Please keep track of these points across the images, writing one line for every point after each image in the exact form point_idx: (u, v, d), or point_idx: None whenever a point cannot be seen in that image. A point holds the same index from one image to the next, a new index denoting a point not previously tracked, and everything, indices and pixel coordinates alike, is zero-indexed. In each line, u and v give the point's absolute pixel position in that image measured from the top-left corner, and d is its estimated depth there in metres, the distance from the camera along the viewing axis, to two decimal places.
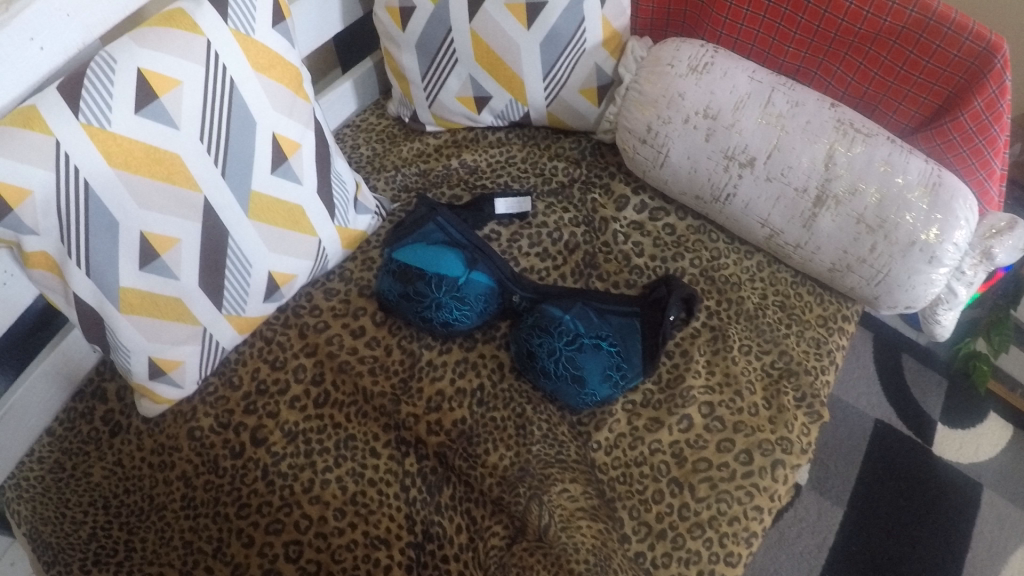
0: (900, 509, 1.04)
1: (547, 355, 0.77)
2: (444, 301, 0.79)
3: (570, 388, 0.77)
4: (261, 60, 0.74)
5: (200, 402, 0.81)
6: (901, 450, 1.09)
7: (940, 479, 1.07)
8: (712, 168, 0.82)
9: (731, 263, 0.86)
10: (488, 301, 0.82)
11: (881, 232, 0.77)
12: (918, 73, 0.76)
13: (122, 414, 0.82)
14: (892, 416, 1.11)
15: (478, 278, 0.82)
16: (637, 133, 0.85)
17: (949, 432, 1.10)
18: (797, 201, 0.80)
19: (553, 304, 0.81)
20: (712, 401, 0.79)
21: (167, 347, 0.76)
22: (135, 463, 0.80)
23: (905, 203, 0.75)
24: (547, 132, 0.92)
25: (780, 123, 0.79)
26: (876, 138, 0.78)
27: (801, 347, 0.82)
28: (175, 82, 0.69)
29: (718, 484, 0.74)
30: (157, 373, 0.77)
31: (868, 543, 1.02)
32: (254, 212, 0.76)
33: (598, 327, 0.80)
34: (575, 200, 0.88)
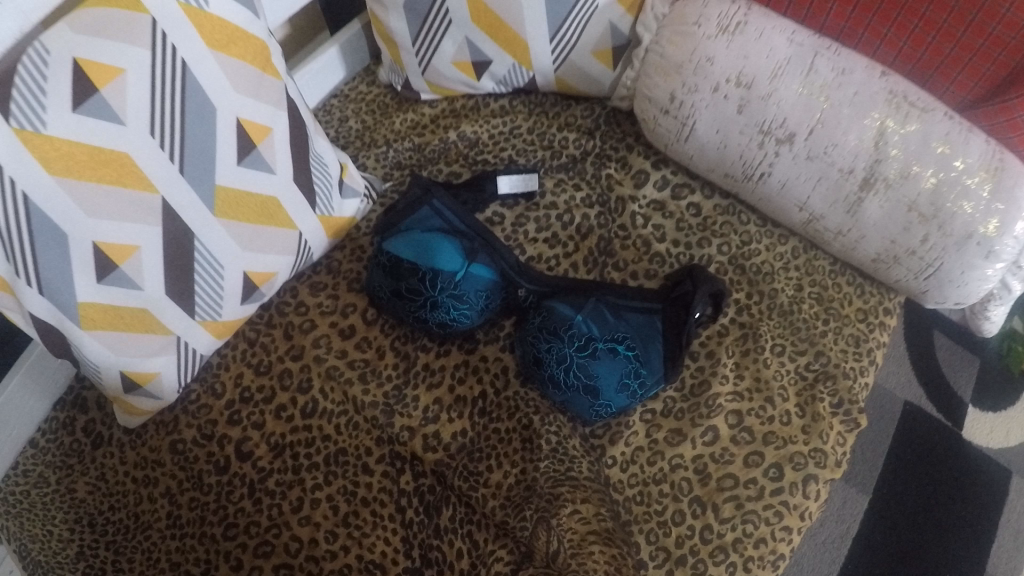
0: (927, 498, 0.92)
1: (557, 362, 0.69)
2: (441, 301, 0.71)
3: (582, 399, 0.70)
4: (219, 36, 0.65)
5: (181, 411, 0.74)
6: (926, 430, 0.96)
7: (968, 463, 0.94)
8: (745, 144, 0.73)
9: (764, 249, 0.76)
10: (490, 296, 0.74)
11: (935, 222, 0.67)
12: (982, 39, 0.65)
13: (104, 425, 0.76)
14: (922, 400, 0.97)
15: (478, 272, 0.73)
16: (659, 102, 0.75)
17: (979, 414, 0.96)
18: (842, 183, 0.70)
19: (562, 300, 0.73)
20: (740, 409, 0.71)
21: (136, 359, 0.69)
22: (119, 478, 0.74)
23: (964, 189, 0.65)
24: (555, 98, 0.81)
25: (824, 94, 0.69)
26: (933, 113, 0.67)
27: (839, 346, 0.73)
28: (117, 70, 0.60)
29: (744, 504, 0.67)
30: (132, 386, 0.70)
31: (893, 535, 0.90)
32: (221, 209, 0.68)
33: (614, 329, 0.72)
34: (589, 176, 0.79)
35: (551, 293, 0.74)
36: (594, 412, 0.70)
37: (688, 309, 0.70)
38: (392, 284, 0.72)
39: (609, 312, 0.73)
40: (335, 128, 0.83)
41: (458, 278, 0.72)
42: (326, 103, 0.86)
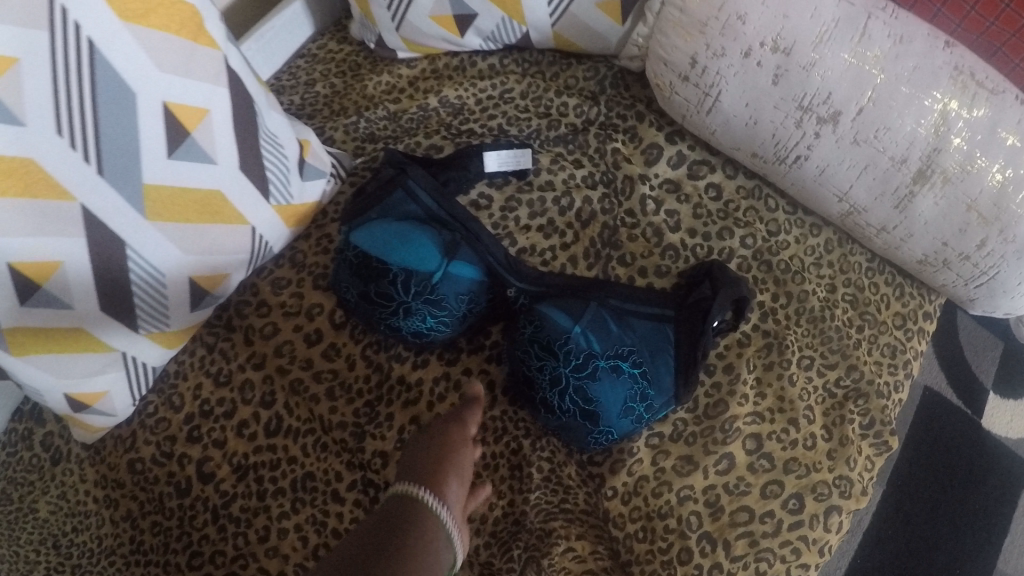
0: (942, 488, 0.84)
1: (550, 385, 0.60)
2: (415, 310, 0.61)
3: (582, 426, 0.60)
4: (134, 6, 0.54)
5: (140, 426, 0.65)
6: (944, 421, 0.87)
7: (988, 454, 0.86)
8: (779, 121, 0.60)
9: (793, 241, 0.66)
10: (473, 295, 0.62)
11: (996, 226, 0.56)
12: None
13: (62, 438, 0.67)
14: (941, 384, 0.89)
15: (459, 269, 0.61)
16: (677, 68, 0.62)
17: (1000, 402, 0.88)
18: (892, 173, 0.58)
19: (559, 302, 0.60)
20: (760, 433, 0.62)
21: (79, 381, 0.61)
22: (80, 497, 0.65)
23: None
24: (554, 56, 0.69)
25: (879, 65, 0.56)
26: (1004, 97, 0.55)
27: (872, 357, 0.64)
28: (9, 60, 0.48)
29: (759, 541, 0.59)
30: (80, 407, 0.62)
31: (904, 532, 0.83)
32: (154, 210, 0.57)
33: (620, 342, 0.60)
34: (591, 150, 0.67)
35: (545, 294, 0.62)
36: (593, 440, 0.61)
37: (705, 320, 0.60)
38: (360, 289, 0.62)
39: (612, 317, 0.61)
40: (300, 94, 0.71)
41: (434, 281, 0.60)
42: (292, 63, 0.75)
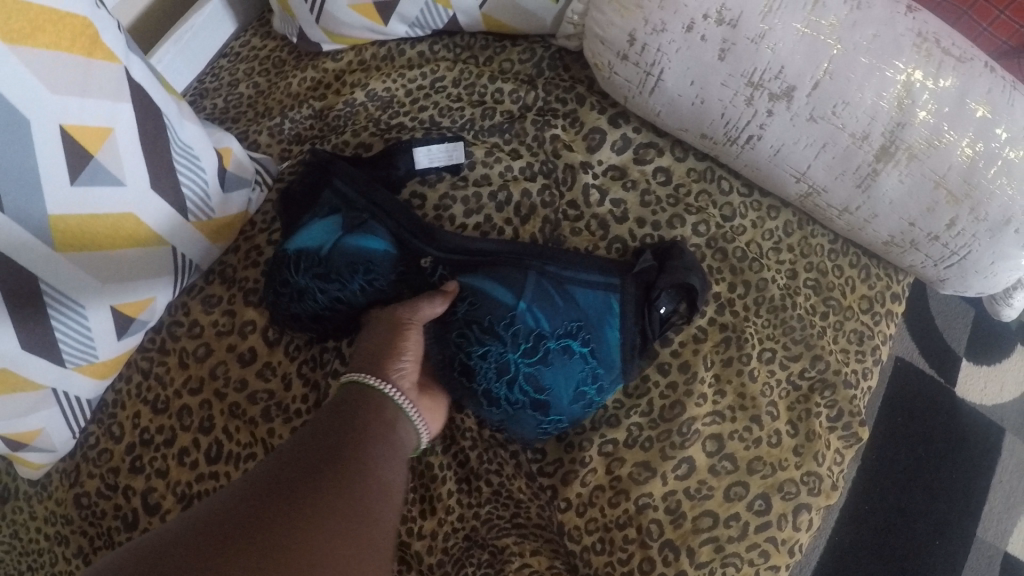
0: (921, 462, 0.81)
1: (495, 376, 0.55)
2: (305, 287, 0.57)
3: (528, 417, 0.57)
4: (18, 24, 0.48)
5: (83, 459, 0.64)
6: (918, 391, 0.84)
7: (963, 423, 0.84)
8: (728, 102, 0.55)
9: (750, 226, 0.62)
10: (374, 262, 0.57)
11: (967, 203, 0.51)
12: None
13: (8, 476, 0.66)
14: (913, 353, 0.86)
15: (350, 237, 0.57)
16: (614, 46, 0.57)
17: (971, 369, 0.86)
18: (852, 151, 0.53)
19: (488, 276, 0.56)
20: (721, 433, 0.59)
21: (12, 422, 0.58)
22: (32, 535, 0.64)
23: (1005, 163, 0.50)
24: (488, 38, 0.65)
25: (834, 35, 0.51)
26: (972, 64, 0.51)
27: (838, 345, 0.61)
28: None
29: (724, 546, 0.57)
30: (18, 445, 0.60)
31: (882, 507, 0.79)
32: (64, 242, 0.54)
33: (565, 319, 0.56)
34: (530, 138, 0.63)
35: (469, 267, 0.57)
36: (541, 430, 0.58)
37: (649, 296, 0.57)
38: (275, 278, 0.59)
39: (550, 288, 0.56)
40: (223, 97, 0.69)
41: (322, 252, 0.57)
42: (214, 64, 0.73)
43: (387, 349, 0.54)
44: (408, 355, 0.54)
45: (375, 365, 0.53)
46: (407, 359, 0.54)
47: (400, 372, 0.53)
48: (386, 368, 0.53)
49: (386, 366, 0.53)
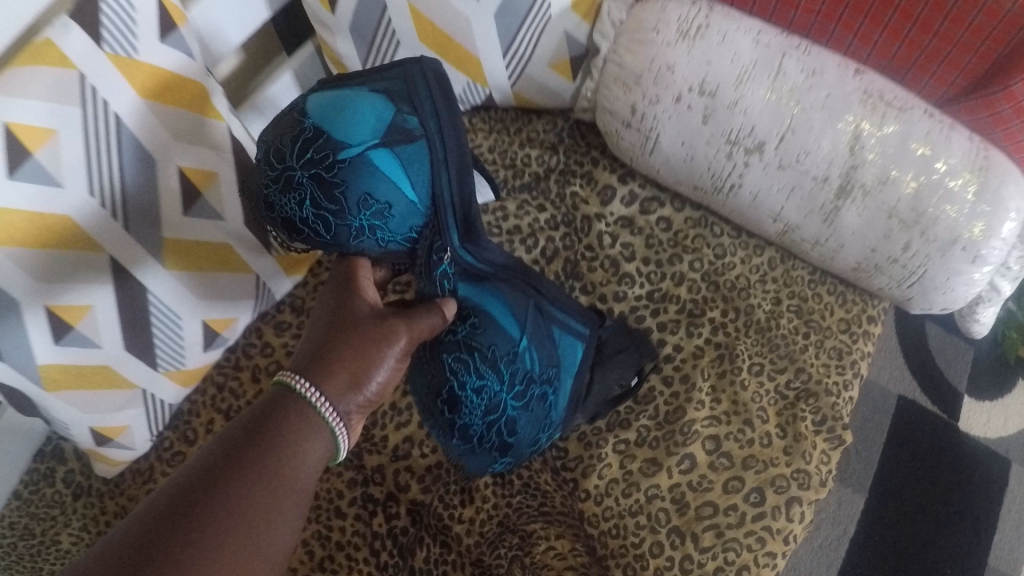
0: (927, 493, 0.93)
1: (482, 415, 0.61)
2: (299, 181, 0.57)
3: (486, 454, 0.63)
4: (151, 85, 0.63)
5: (157, 459, 0.74)
6: (917, 428, 0.96)
7: (966, 458, 0.95)
8: (712, 155, 0.68)
9: (739, 262, 0.72)
10: (388, 222, 0.58)
11: (917, 228, 0.63)
12: (962, 28, 0.60)
13: (82, 475, 0.77)
14: (916, 393, 0.98)
15: (380, 172, 0.57)
16: (620, 115, 0.71)
17: (976, 404, 0.97)
18: (816, 191, 0.66)
19: (498, 295, 0.63)
20: (718, 434, 0.69)
21: (104, 416, 0.69)
22: (101, 528, 0.74)
23: (946, 193, 0.61)
24: (516, 113, 0.77)
25: (794, 98, 0.64)
26: (912, 113, 0.63)
27: (820, 360, 0.70)
28: (49, 131, 0.59)
29: (724, 532, 0.65)
30: (103, 440, 0.70)
31: (888, 538, 0.91)
32: (171, 259, 0.67)
33: (548, 365, 0.64)
34: (552, 195, 0.75)
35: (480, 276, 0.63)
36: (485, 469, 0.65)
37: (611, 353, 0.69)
38: (263, 168, 0.59)
39: (542, 326, 0.65)
40: None
41: (340, 165, 0.57)
42: None
43: (363, 366, 0.52)
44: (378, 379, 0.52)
45: (334, 392, 0.50)
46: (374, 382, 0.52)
47: (353, 401, 0.51)
48: (353, 384, 0.51)
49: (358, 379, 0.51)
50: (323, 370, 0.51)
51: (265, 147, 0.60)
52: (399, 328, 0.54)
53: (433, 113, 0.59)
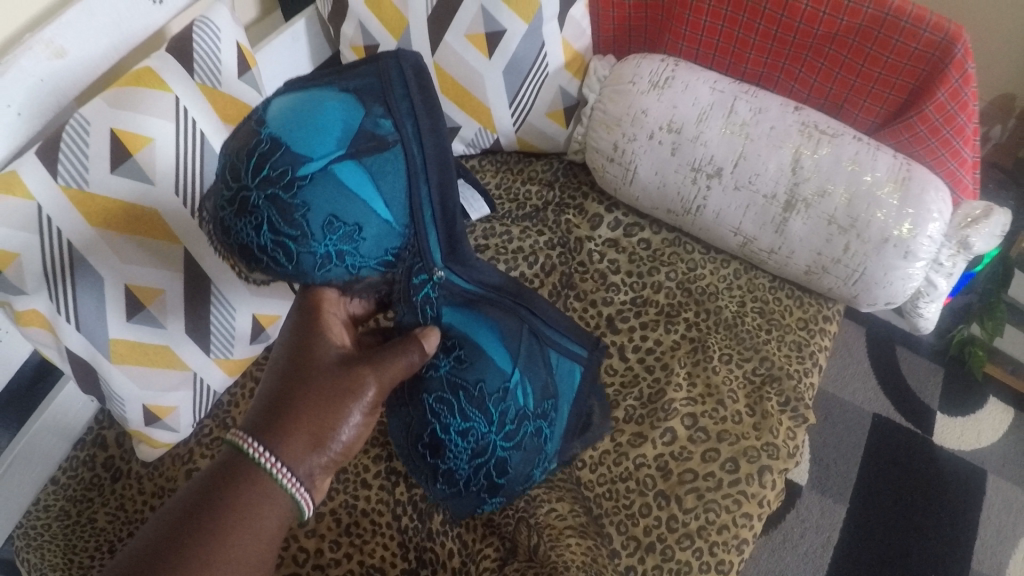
0: (906, 502, 1.06)
1: (469, 457, 0.69)
2: (255, 203, 0.57)
3: (478, 495, 0.72)
4: (230, 111, 0.79)
5: (196, 443, 0.85)
6: (895, 443, 1.10)
7: (945, 470, 1.08)
8: (680, 182, 0.83)
9: (709, 273, 0.87)
10: (358, 245, 0.60)
11: (853, 231, 0.77)
12: (879, 68, 0.76)
13: (122, 460, 0.87)
14: (890, 410, 1.12)
15: (345, 189, 0.59)
16: (605, 152, 0.86)
17: (949, 419, 1.12)
18: (767, 207, 0.80)
19: (484, 322, 0.70)
20: (695, 412, 0.80)
21: (159, 394, 0.80)
22: (138, 507, 0.83)
23: (876, 200, 0.76)
24: (518, 156, 0.94)
25: (745, 131, 0.80)
26: (841, 139, 0.79)
27: (782, 352, 0.83)
28: (147, 139, 0.73)
29: (705, 495, 0.76)
30: (152, 420, 0.81)
31: (871, 546, 1.02)
32: None
33: (540, 400, 0.73)
34: (550, 222, 0.90)
35: (464, 301, 0.70)
36: (476, 507, 0.74)
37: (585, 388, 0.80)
38: (223, 185, 0.60)
39: (542, 358, 0.75)
40: None
41: (298, 184, 0.57)
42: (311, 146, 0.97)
43: (323, 423, 0.54)
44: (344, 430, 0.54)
45: (293, 454, 0.52)
46: (336, 433, 0.54)
47: (316, 457, 0.53)
48: (315, 440, 0.53)
49: (321, 435, 0.53)
50: (280, 428, 0.53)
51: (226, 162, 0.61)
52: (361, 378, 0.56)
53: (408, 115, 0.62)
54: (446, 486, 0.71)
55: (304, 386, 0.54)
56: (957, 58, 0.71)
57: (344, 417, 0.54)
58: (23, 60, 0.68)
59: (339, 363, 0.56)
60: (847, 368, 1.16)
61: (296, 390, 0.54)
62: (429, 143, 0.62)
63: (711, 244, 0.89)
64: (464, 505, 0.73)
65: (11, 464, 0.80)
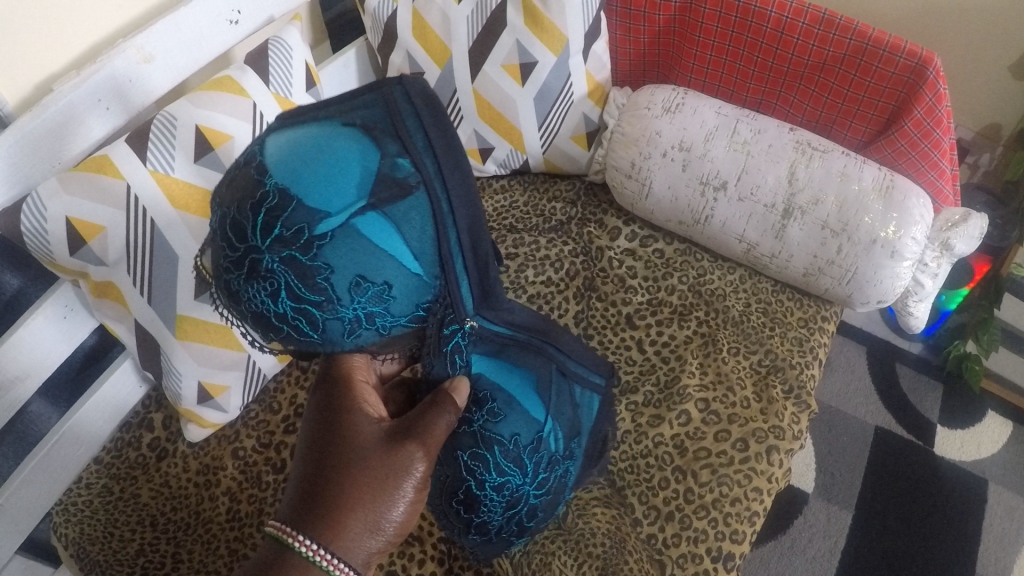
0: (909, 509, 1.17)
1: (502, 510, 0.70)
2: (269, 269, 0.52)
3: (508, 537, 0.74)
4: None
5: (242, 425, 0.95)
6: (899, 456, 1.22)
7: (949, 479, 1.20)
8: (690, 195, 0.92)
9: (717, 278, 0.97)
10: (389, 305, 0.55)
11: (844, 234, 0.85)
12: (863, 91, 0.90)
13: (168, 441, 0.95)
14: (891, 423, 1.25)
15: (372, 248, 0.53)
16: (623, 169, 0.96)
17: (950, 432, 1.24)
18: (767, 215, 0.89)
19: (519, 373, 0.67)
20: (707, 397, 0.87)
21: (215, 372, 0.88)
22: (182, 483, 0.92)
23: (864, 205, 0.85)
24: (545, 177, 1.07)
25: (747, 149, 0.90)
26: (831, 154, 0.89)
27: (785, 346, 0.92)
28: (228, 136, 0.83)
29: (718, 469, 0.82)
30: (205, 398, 0.89)
31: (877, 551, 1.13)
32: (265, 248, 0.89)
33: (570, 441, 0.73)
34: (573, 234, 1.01)
35: (495, 348, 0.67)
36: (504, 547, 0.75)
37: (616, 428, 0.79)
38: (220, 237, 0.55)
39: (569, 397, 0.73)
40: None
41: (320, 250, 0.52)
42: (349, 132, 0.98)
43: (375, 506, 0.54)
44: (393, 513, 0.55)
45: (344, 543, 0.53)
46: (385, 519, 0.54)
47: (369, 545, 0.54)
48: (362, 526, 0.54)
49: (369, 519, 0.54)
50: (329, 518, 0.53)
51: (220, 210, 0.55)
52: (411, 454, 0.56)
53: (426, 147, 0.55)
54: (476, 536, 0.72)
55: (348, 465, 0.55)
56: (930, 78, 0.83)
57: (391, 498, 0.55)
58: (115, 61, 0.79)
59: (386, 441, 0.56)
60: (851, 386, 1.30)
61: (344, 476, 0.55)
62: (455, 185, 0.55)
63: (719, 254, 0.99)
64: (494, 548, 0.74)
65: (59, 438, 0.88)
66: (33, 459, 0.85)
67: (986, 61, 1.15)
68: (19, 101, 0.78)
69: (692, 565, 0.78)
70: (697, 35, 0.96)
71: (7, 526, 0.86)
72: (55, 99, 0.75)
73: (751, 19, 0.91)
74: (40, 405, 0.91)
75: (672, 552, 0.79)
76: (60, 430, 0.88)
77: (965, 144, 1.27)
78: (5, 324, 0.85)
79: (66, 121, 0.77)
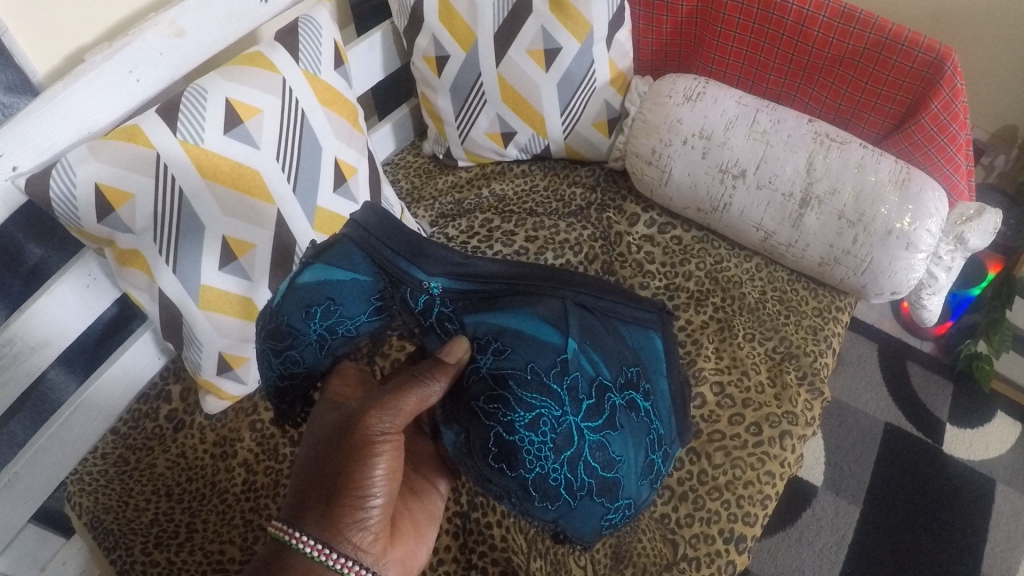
0: (916, 506, 1.18)
1: (552, 452, 0.62)
2: (267, 349, 0.70)
3: (593, 509, 0.66)
4: (326, 96, 0.92)
5: (259, 398, 0.96)
6: (907, 453, 1.23)
7: (956, 477, 1.21)
8: (710, 182, 0.93)
9: (733, 266, 0.98)
10: (342, 313, 0.67)
11: (860, 225, 0.86)
12: (881, 85, 0.91)
13: (185, 413, 0.96)
14: (900, 419, 1.27)
15: (308, 283, 0.68)
16: (644, 156, 0.97)
17: (959, 431, 1.25)
18: (785, 204, 0.90)
19: (517, 315, 0.66)
20: (722, 380, 0.88)
21: (235, 345, 0.90)
22: (198, 454, 0.93)
23: (880, 197, 0.85)
24: (565, 164, 1.09)
25: (766, 138, 0.91)
26: (849, 146, 0.90)
27: (800, 334, 0.93)
28: (257, 110, 0.85)
29: (732, 452, 0.83)
30: (225, 368, 0.91)
31: (883, 547, 1.14)
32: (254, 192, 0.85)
33: (618, 370, 0.69)
34: (592, 219, 1.02)
35: (484, 305, 0.67)
36: (602, 521, 0.68)
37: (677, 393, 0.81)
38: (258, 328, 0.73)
39: (605, 328, 0.71)
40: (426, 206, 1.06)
41: (283, 315, 0.68)
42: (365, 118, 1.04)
43: (346, 484, 0.58)
44: (373, 492, 0.59)
45: (321, 524, 0.58)
46: (361, 498, 0.58)
47: (348, 523, 0.58)
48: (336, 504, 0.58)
49: (341, 497, 0.58)
50: (312, 506, 0.59)
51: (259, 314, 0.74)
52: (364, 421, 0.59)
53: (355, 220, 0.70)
54: (549, 504, 0.64)
55: (322, 456, 0.60)
56: (947, 74, 0.84)
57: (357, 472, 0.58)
58: (147, 34, 0.80)
59: (344, 424, 0.60)
60: (861, 382, 1.32)
61: (322, 463, 0.60)
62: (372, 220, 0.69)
63: (735, 243, 1.00)
64: (591, 518, 0.67)
65: (77, 407, 0.88)
66: (50, 428, 0.86)
67: (1002, 62, 1.16)
68: (50, 71, 0.80)
69: (703, 546, 0.78)
70: (719, 26, 0.98)
71: (25, 493, 0.87)
72: (87, 69, 0.76)
73: (773, 11, 0.92)
74: (58, 373, 0.92)
75: (685, 532, 0.80)
76: (77, 400, 0.88)
77: (980, 145, 1.29)
78: (30, 292, 0.86)
79: (98, 91, 0.78)
